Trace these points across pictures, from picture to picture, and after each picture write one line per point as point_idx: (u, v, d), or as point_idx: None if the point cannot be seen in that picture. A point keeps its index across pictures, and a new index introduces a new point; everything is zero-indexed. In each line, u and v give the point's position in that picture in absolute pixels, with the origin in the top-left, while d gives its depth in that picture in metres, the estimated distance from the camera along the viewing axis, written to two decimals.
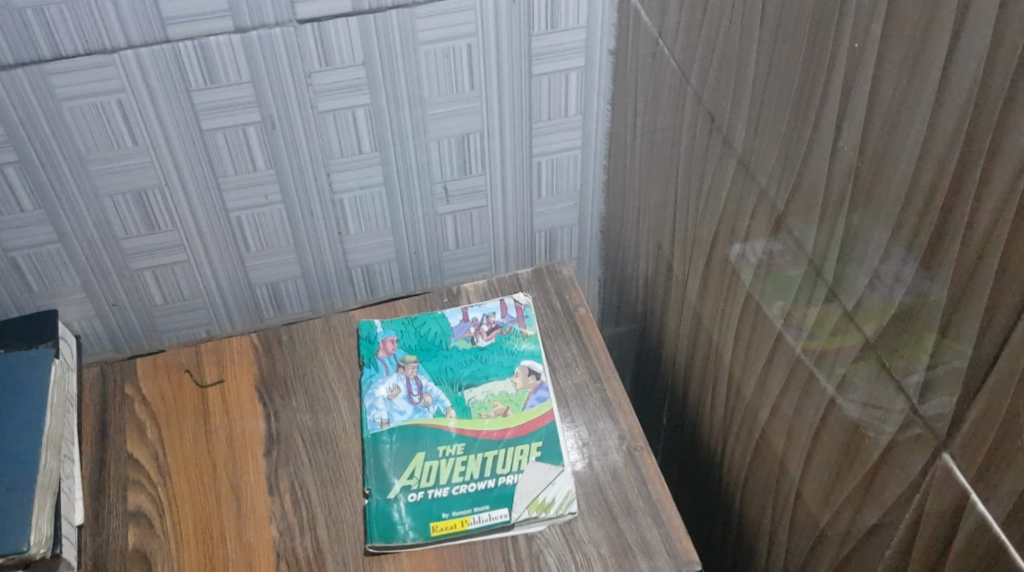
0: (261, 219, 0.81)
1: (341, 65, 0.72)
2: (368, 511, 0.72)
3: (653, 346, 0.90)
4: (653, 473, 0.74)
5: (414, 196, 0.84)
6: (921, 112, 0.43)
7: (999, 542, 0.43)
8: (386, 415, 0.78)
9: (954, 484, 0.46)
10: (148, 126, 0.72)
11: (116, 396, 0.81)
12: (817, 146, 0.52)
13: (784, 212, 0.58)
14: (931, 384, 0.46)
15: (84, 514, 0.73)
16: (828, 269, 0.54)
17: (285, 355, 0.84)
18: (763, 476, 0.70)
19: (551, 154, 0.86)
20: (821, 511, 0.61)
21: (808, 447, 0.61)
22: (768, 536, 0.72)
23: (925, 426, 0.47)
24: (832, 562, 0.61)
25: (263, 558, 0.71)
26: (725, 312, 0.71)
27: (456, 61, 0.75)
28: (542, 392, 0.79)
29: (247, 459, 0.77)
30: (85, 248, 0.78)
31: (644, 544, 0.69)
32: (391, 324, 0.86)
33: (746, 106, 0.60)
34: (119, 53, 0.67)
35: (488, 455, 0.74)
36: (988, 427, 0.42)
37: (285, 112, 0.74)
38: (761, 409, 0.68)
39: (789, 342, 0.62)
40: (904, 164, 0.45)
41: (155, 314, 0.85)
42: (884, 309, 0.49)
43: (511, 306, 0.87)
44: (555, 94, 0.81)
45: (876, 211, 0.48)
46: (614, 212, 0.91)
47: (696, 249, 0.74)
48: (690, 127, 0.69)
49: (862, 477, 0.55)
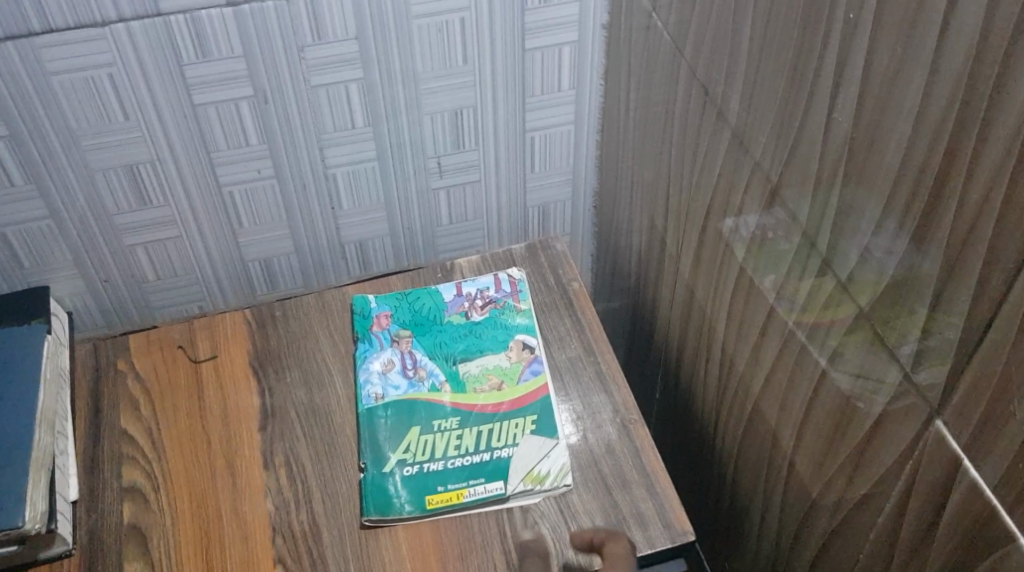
0: (254, 195, 0.80)
1: (334, 39, 0.72)
2: (364, 485, 0.72)
3: (646, 321, 0.90)
4: (646, 446, 0.74)
5: (407, 171, 0.84)
6: (916, 80, 0.43)
7: (991, 505, 0.43)
8: (381, 390, 0.78)
9: (947, 450, 0.46)
10: (140, 100, 0.71)
11: (109, 372, 0.81)
12: (811, 117, 0.52)
13: (777, 183, 0.58)
14: (923, 354, 0.46)
15: (79, 490, 0.73)
16: (822, 239, 0.54)
17: (279, 331, 0.84)
18: (755, 447, 0.71)
19: (544, 129, 0.86)
20: (813, 480, 0.62)
21: (801, 417, 0.62)
22: (760, 506, 0.73)
23: (916, 394, 0.48)
24: (823, 530, 0.62)
25: (259, 532, 0.71)
26: (718, 285, 0.72)
27: (449, 35, 0.75)
28: (536, 365, 0.79)
29: (242, 434, 0.77)
30: (76, 223, 0.78)
31: (639, 515, 0.70)
32: (384, 299, 0.86)
33: (740, 79, 0.60)
34: (109, 26, 0.66)
35: (483, 428, 0.75)
36: (980, 392, 0.43)
37: (277, 86, 0.73)
38: (754, 380, 0.69)
39: (782, 315, 0.62)
40: (898, 133, 0.45)
41: (147, 290, 0.85)
42: (876, 279, 0.49)
43: (505, 281, 0.87)
44: (548, 69, 0.81)
45: (869, 181, 0.48)
46: (607, 187, 0.91)
47: (690, 223, 0.74)
48: (684, 101, 0.69)
49: (854, 446, 0.55)
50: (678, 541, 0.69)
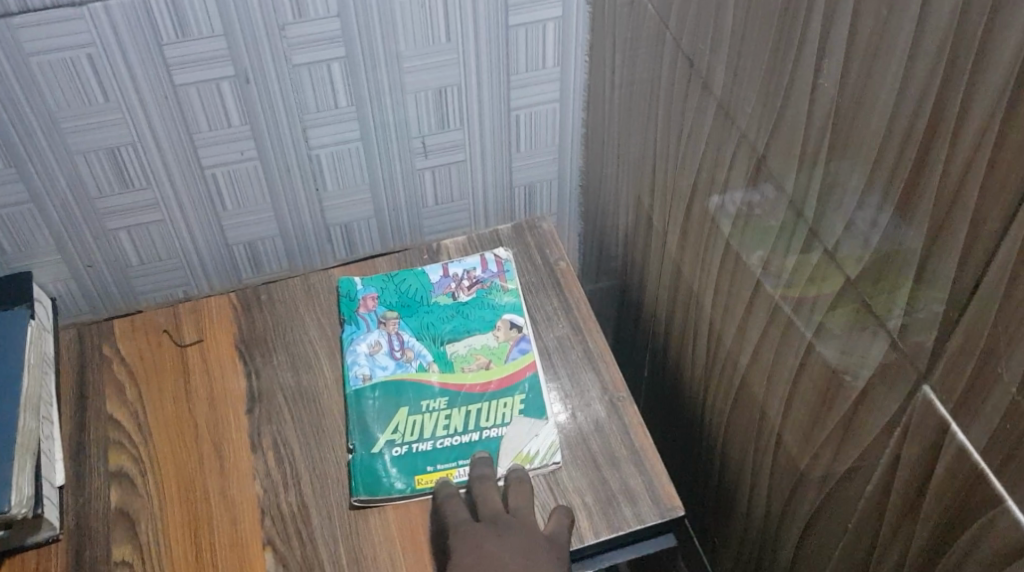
0: (238, 176, 0.80)
1: (315, 17, 0.71)
2: (353, 466, 0.72)
3: (634, 299, 0.90)
4: (636, 423, 0.74)
5: (392, 151, 0.83)
6: (901, 43, 0.42)
7: (979, 469, 0.43)
8: (369, 371, 0.78)
9: (934, 416, 0.46)
10: (120, 81, 0.70)
11: (94, 357, 0.80)
12: (796, 85, 0.52)
13: (763, 155, 0.58)
14: (909, 325, 0.46)
15: (65, 475, 0.73)
16: (808, 210, 0.54)
17: (265, 314, 0.83)
18: (743, 421, 0.71)
19: (530, 107, 0.85)
20: (800, 452, 0.62)
21: (788, 389, 0.62)
22: (749, 481, 0.73)
23: (902, 362, 0.48)
24: (812, 502, 0.62)
25: (248, 515, 0.71)
26: (705, 261, 0.71)
27: (432, 12, 0.74)
28: (524, 344, 0.79)
29: (229, 417, 0.76)
30: (58, 207, 0.77)
31: (628, 491, 0.70)
32: (371, 281, 0.85)
33: (724, 50, 0.59)
34: (87, 5, 0.65)
35: (472, 408, 0.75)
36: (966, 358, 0.43)
37: (258, 65, 0.73)
38: (742, 355, 0.69)
39: (769, 289, 0.62)
40: (883, 99, 0.44)
41: (132, 274, 0.84)
42: (862, 248, 0.49)
43: (492, 262, 0.86)
44: (532, 46, 0.80)
45: (854, 149, 0.48)
46: (593, 166, 0.91)
47: (676, 199, 0.74)
48: (669, 75, 0.69)
49: (841, 418, 0.55)
50: (667, 516, 0.69)
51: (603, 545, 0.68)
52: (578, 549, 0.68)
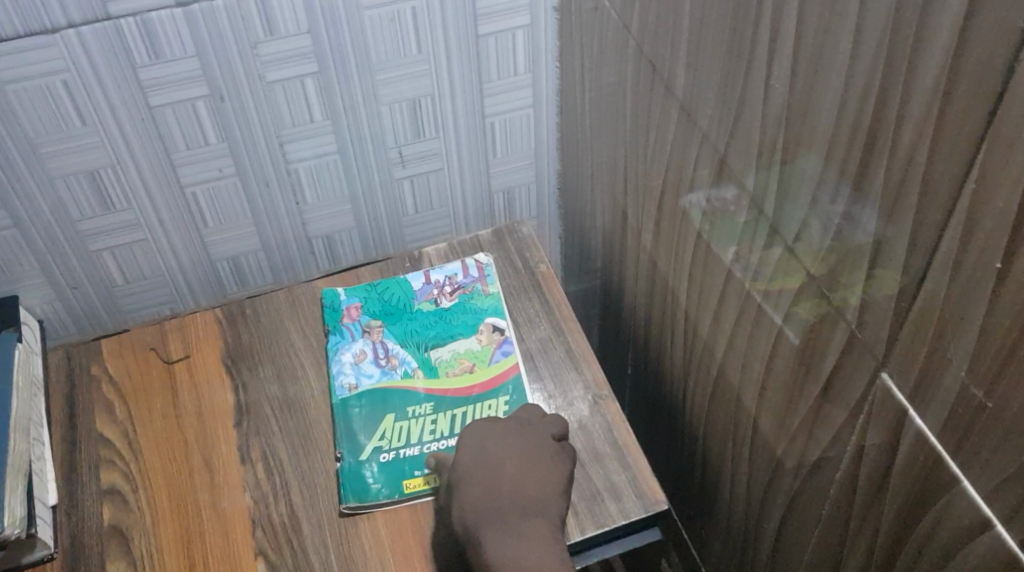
0: (217, 193, 0.81)
1: (286, 34, 0.72)
2: (341, 474, 0.73)
3: (615, 298, 0.92)
4: (618, 420, 0.75)
5: (370, 162, 0.84)
6: (843, 43, 0.43)
7: (936, 451, 0.45)
8: (355, 380, 0.79)
9: (892, 401, 0.47)
10: (96, 105, 0.71)
11: (83, 377, 0.81)
12: (751, 85, 0.53)
13: (725, 153, 0.59)
14: (867, 314, 0.47)
15: (58, 494, 0.74)
16: (768, 204, 0.55)
17: (250, 328, 0.84)
18: (721, 414, 0.72)
19: (503, 113, 0.86)
20: (776, 442, 0.63)
21: (761, 380, 0.63)
22: (730, 472, 0.74)
23: (863, 349, 0.49)
24: (788, 490, 0.63)
25: (239, 526, 0.72)
26: (678, 258, 0.73)
27: (402, 25, 0.76)
28: (507, 346, 0.80)
29: (218, 430, 0.77)
30: (41, 231, 0.78)
31: (613, 487, 0.71)
32: (354, 291, 0.86)
33: (683, 53, 0.60)
34: (60, 32, 0.66)
35: (457, 412, 0.76)
36: (920, 344, 0.44)
37: (232, 84, 0.74)
38: (718, 349, 0.70)
39: (738, 283, 0.63)
40: (830, 97, 0.45)
41: (118, 294, 0.85)
42: (821, 240, 0.50)
43: (473, 267, 0.88)
44: (503, 53, 0.82)
45: (807, 146, 0.49)
46: (569, 168, 0.92)
47: (648, 198, 0.75)
48: (634, 77, 0.70)
49: (810, 407, 0.57)
50: (651, 510, 0.70)
51: (593, 540, 0.69)
52: (575, 543, 0.68)
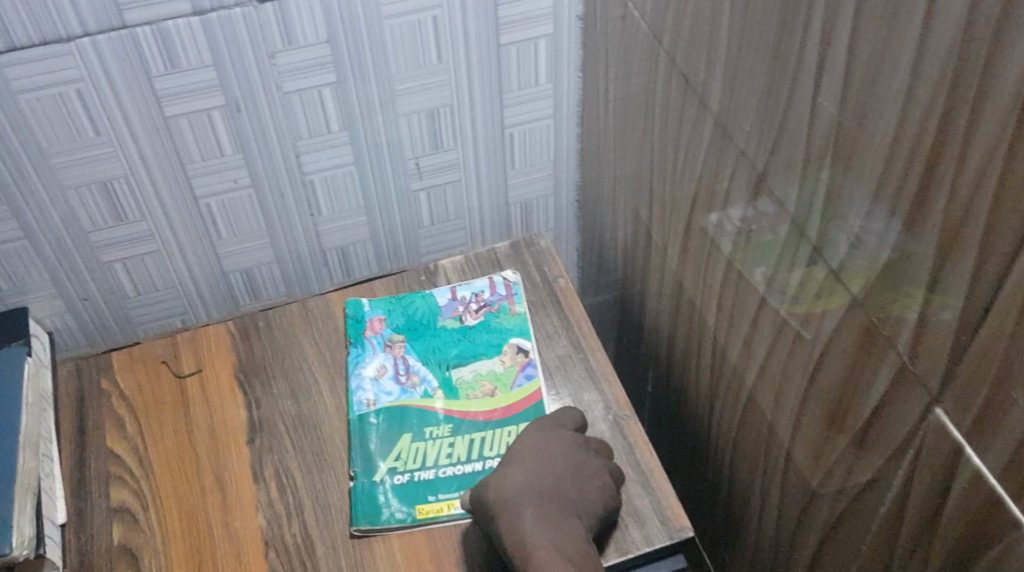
0: (231, 205, 0.79)
1: (306, 43, 0.71)
2: (354, 494, 0.71)
3: (635, 314, 0.90)
4: (640, 441, 0.74)
5: (387, 173, 0.83)
6: (903, 64, 0.42)
7: (995, 492, 0.43)
8: (374, 396, 0.78)
9: (947, 438, 0.45)
10: (110, 114, 0.70)
11: (93, 391, 0.80)
12: (795, 103, 0.51)
13: (764, 172, 0.57)
14: (918, 345, 0.46)
15: (67, 512, 0.72)
16: (811, 227, 0.53)
17: (263, 342, 0.83)
18: (750, 438, 0.71)
19: (523, 125, 0.85)
20: (810, 471, 0.61)
21: (795, 407, 0.61)
22: (757, 498, 0.72)
23: (913, 380, 0.47)
24: (822, 521, 0.61)
25: (252, 548, 0.70)
26: (706, 277, 0.71)
27: (423, 34, 0.74)
28: (530, 369, 0.79)
29: (230, 447, 0.76)
30: (52, 242, 0.76)
31: (636, 513, 0.69)
32: (377, 303, 0.85)
33: (720, 67, 0.59)
34: (75, 40, 0.65)
35: (476, 437, 0.74)
36: (980, 378, 0.42)
37: (249, 94, 0.72)
38: (747, 372, 0.68)
39: (772, 306, 0.61)
40: (886, 118, 0.44)
41: (128, 306, 0.84)
42: (868, 265, 0.48)
43: (500, 284, 0.86)
44: (524, 64, 0.80)
45: (857, 168, 0.47)
46: (590, 180, 0.91)
47: (676, 214, 0.73)
48: (664, 90, 0.68)
49: (850, 438, 0.55)
50: (676, 537, 0.68)
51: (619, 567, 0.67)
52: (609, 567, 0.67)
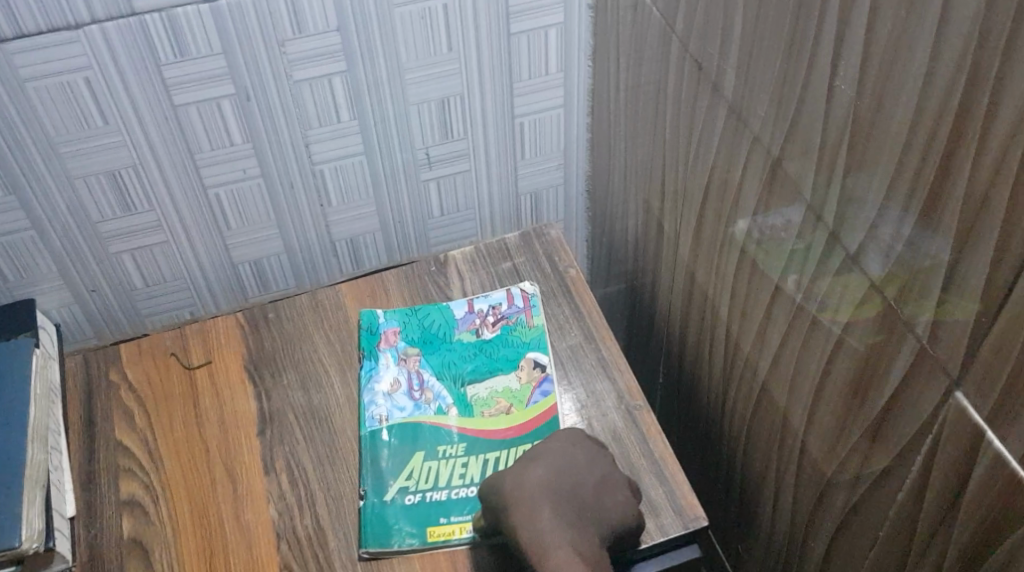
0: (241, 195, 0.78)
1: (315, 32, 0.70)
2: (363, 514, 0.69)
3: (646, 305, 0.89)
4: (653, 431, 0.73)
5: (396, 163, 0.82)
6: (923, 44, 0.41)
7: (1016, 476, 0.42)
8: (386, 412, 0.75)
9: (968, 422, 0.45)
10: (119, 103, 0.69)
11: (102, 383, 0.79)
12: (812, 87, 0.51)
13: (779, 158, 0.57)
14: (939, 330, 0.45)
15: (76, 506, 0.72)
16: (828, 212, 0.53)
17: (273, 334, 0.82)
18: (764, 429, 0.70)
19: (533, 114, 0.84)
20: (826, 461, 0.61)
21: (811, 396, 0.61)
22: (771, 489, 0.72)
23: (934, 365, 0.46)
24: (839, 511, 0.61)
25: (264, 541, 0.69)
26: (719, 267, 0.70)
27: (433, 23, 0.73)
28: (547, 385, 0.76)
29: (241, 440, 0.75)
30: (59, 233, 0.75)
31: (650, 503, 0.69)
32: (392, 315, 0.83)
33: (734, 53, 0.58)
34: (83, 27, 0.64)
35: (490, 456, 0.72)
36: (1002, 360, 0.41)
37: (259, 83, 0.71)
38: (761, 361, 0.67)
39: (787, 294, 0.61)
40: (905, 101, 0.43)
41: (137, 297, 0.83)
42: (887, 250, 0.48)
43: (518, 296, 0.83)
44: (535, 53, 0.79)
45: (875, 152, 0.47)
46: (600, 171, 0.90)
47: (688, 203, 0.73)
48: (677, 77, 0.68)
49: (868, 427, 0.54)
50: (691, 527, 0.67)
51: (650, 551, 0.67)
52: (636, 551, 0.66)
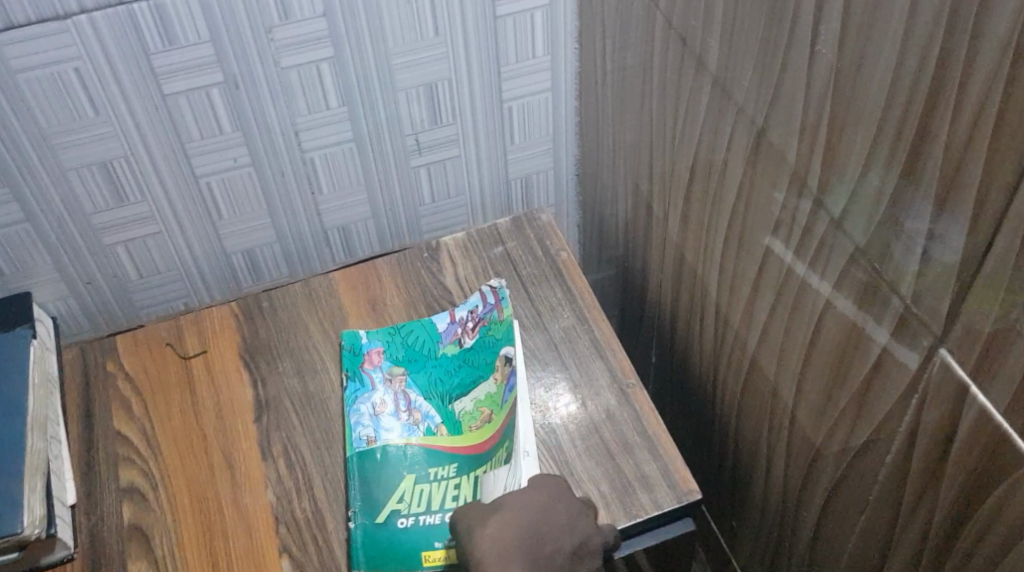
0: (232, 183, 0.79)
1: (303, 18, 0.71)
2: (356, 538, 0.67)
3: (638, 286, 0.90)
4: (646, 409, 0.74)
5: (386, 149, 0.83)
6: (899, 4, 0.41)
7: (1001, 430, 0.43)
8: (374, 433, 0.73)
9: (953, 379, 0.46)
10: (109, 93, 0.69)
11: (99, 374, 0.80)
12: (793, 55, 0.51)
13: (763, 128, 0.57)
14: (921, 289, 0.46)
15: (76, 494, 0.72)
16: (812, 180, 0.53)
17: (267, 322, 0.83)
18: (754, 403, 0.71)
19: (521, 98, 0.85)
20: (815, 430, 0.62)
21: (799, 366, 0.61)
22: (763, 462, 0.73)
23: (919, 324, 0.47)
24: (830, 479, 0.62)
25: (263, 524, 0.70)
26: (707, 243, 0.71)
27: (420, 7, 0.74)
28: (513, 379, 0.73)
29: (237, 426, 0.76)
30: (53, 225, 0.76)
31: (644, 477, 0.69)
32: (376, 333, 0.80)
33: (718, 25, 0.59)
34: (72, 17, 0.65)
35: (480, 473, 0.69)
36: (984, 315, 0.42)
37: (248, 70, 0.72)
38: (750, 335, 0.68)
39: (774, 266, 0.61)
40: (883, 62, 0.44)
41: (131, 289, 0.84)
42: (870, 212, 0.48)
43: (489, 294, 0.80)
44: (520, 36, 0.80)
45: (856, 117, 0.47)
46: (590, 155, 0.91)
47: (676, 181, 0.73)
48: (662, 54, 0.68)
49: (853, 391, 0.55)
50: (684, 500, 0.68)
51: (644, 525, 0.68)
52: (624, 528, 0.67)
